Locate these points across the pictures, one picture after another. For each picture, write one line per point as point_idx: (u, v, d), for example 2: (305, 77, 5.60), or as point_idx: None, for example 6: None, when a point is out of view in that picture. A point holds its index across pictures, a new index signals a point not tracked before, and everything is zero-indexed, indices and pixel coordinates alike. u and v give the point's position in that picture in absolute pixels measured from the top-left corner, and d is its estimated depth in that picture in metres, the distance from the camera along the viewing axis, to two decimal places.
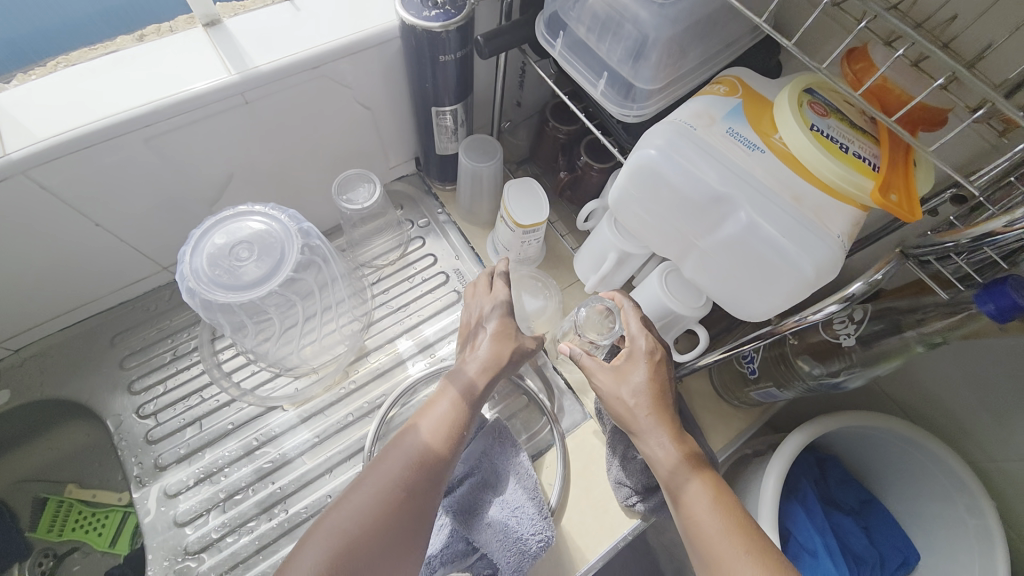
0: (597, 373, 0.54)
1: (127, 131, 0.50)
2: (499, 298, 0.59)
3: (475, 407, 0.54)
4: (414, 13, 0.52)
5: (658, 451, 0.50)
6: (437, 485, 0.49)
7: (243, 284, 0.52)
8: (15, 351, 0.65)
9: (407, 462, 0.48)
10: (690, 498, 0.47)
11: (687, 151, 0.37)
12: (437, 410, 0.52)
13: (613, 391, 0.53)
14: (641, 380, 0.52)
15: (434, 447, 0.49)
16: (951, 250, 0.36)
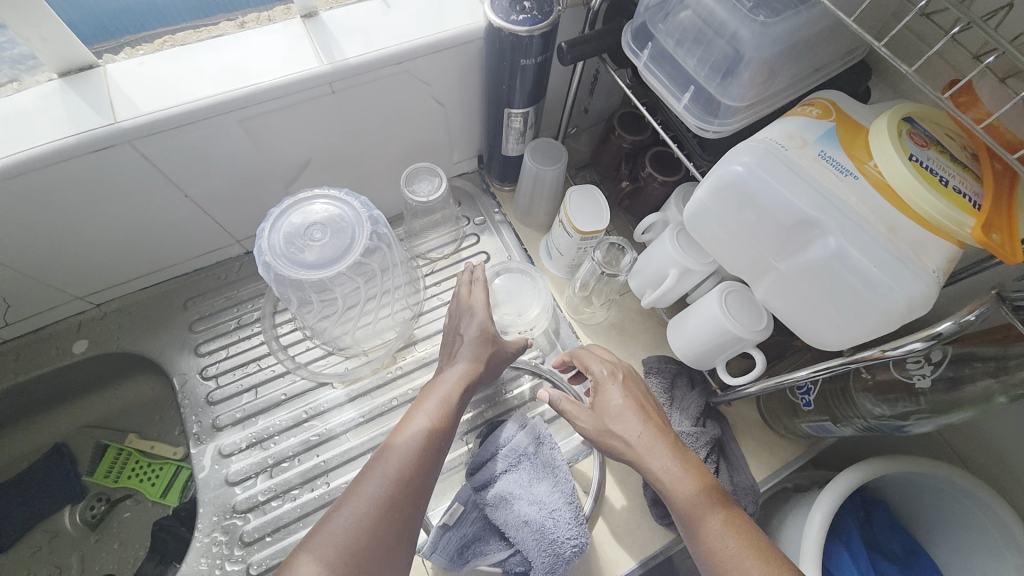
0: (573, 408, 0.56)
1: (224, 111, 0.53)
2: (474, 309, 0.62)
3: (455, 403, 0.55)
4: (502, 16, 0.53)
5: (662, 472, 0.50)
6: (429, 479, 0.50)
7: (314, 263, 0.54)
8: (97, 305, 0.70)
9: (402, 458, 0.49)
10: (710, 535, 0.46)
11: (777, 171, 0.36)
12: (423, 407, 0.54)
13: (596, 433, 0.55)
14: (619, 400, 0.55)
15: (425, 442, 0.51)
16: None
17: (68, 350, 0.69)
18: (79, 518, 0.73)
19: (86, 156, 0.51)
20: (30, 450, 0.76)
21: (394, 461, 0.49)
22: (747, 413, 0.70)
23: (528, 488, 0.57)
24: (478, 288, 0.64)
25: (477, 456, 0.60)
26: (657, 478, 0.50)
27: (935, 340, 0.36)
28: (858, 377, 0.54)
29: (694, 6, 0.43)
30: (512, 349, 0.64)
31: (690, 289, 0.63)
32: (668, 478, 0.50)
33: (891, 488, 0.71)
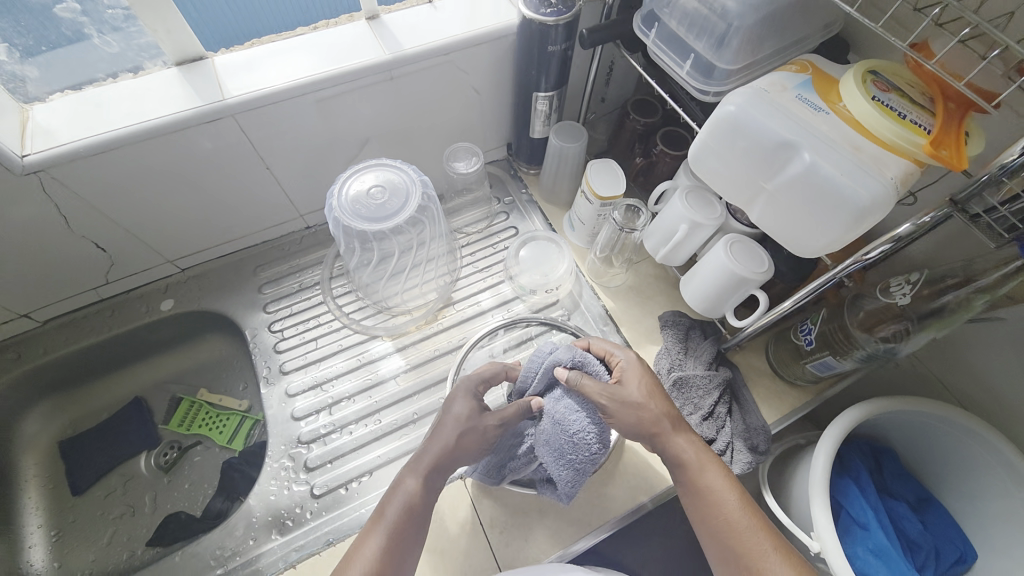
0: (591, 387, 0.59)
1: (306, 92, 0.64)
2: (473, 390, 0.64)
3: (433, 485, 0.56)
4: (533, 10, 0.63)
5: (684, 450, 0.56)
6: (416, 543, 0.53)
7: (378, 218, 0.64)
8: (182, 270, 0.81)
9: (389, 531, 0.52)
10: (727, 504, 0.53)
11: (761, 106, 0.45)
12: (404, 487, 0.55)
13: (626, 405, 0.58)
14: (639, 388, 0.59)
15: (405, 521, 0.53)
16: (988, 185, 0.40)
17: (157, 307, 0.80)
18: (152, 463, 0.81)
19: (198, 126, 0.61)
20: (111, 402, 0.85)
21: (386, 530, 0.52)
22: (758, 364, 0.76)
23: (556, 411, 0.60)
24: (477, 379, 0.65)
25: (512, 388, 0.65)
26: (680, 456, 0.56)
27: (897, 242, 0.44)
28: (850, 313, 0.60)
29: None
30: (496, 423, 0.60)
31: (700, 245, 0.71)
32: (688, 452, 0.56)
33: (900, 439, 0.74)
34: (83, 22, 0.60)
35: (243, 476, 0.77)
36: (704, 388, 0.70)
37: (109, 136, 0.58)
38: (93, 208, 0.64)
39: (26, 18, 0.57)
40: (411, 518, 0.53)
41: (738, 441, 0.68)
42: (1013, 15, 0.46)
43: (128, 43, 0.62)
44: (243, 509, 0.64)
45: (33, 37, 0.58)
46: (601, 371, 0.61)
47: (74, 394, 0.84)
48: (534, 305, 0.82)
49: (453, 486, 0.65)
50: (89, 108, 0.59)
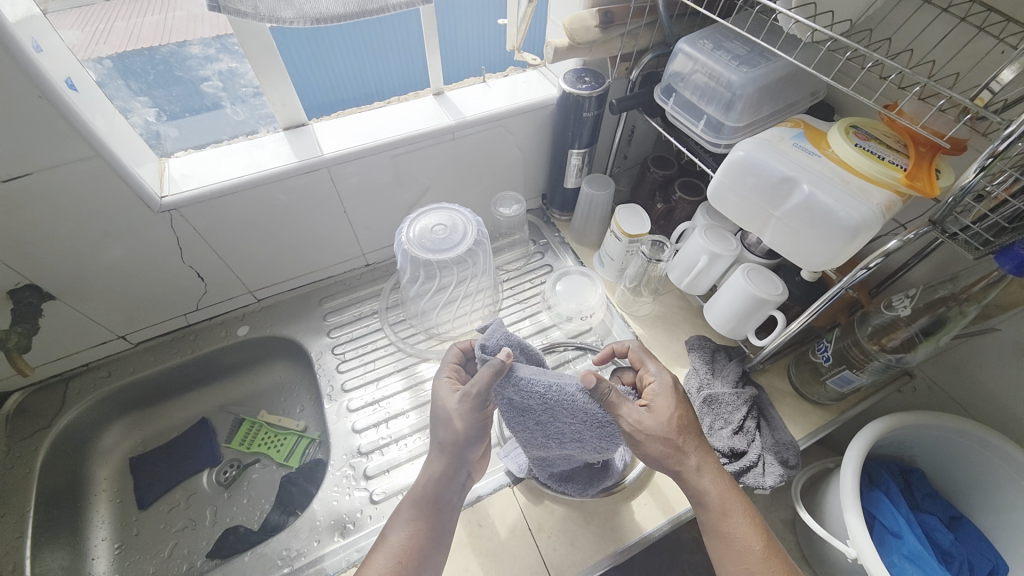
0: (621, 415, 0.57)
1: (385, 150, 0.78)
2: (444, 381, 0.64)
3: (430, 504, 0.61)
4: (572, 86, 0.78)
5: (701, 484, 0.59)
6: (430, 563, 0.57)
7: (441, 249, 0.76)
8: (258, 300, 0.92)
9: (393, 555, 0.56)
10: (740, 529, 0.57)
11: (766, 150, 0.57)
12: (402, 515, 0.60)
13: (660, 429, 0.58)
14: (668, 412, 0.60)
15: (407, 544, 0.57)
16: (954, 205, 0.49)
17: (233, 332, 0.90)
18: (213, 479, 0.87)
19: (297, 176, 0.75)
20: (178, 423, 0.92)
21: (389, 555, 0.56)
22: (781, 386, 0.81)
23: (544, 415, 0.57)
24: (444, 367, 0.65)
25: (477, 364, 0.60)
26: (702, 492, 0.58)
27: (888, 255, 0.53)
28: (860, 328, 0.68)
29: (701, 71, 0.66)
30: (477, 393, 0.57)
31: (719, 276, 0.80)
32: (710, 491, 0.58)
33: (925, 458, 0.78)
34: (221, 96, 0.76)
35: (298, 491, 0.82)
36: (733, 404, 0.75)
37: (230, 182, 0.71)
38: (203, 241, 0.76)
39: (177, 90, 0.73)
40: (416, 542, 0.58)
41: (769, 454, 0.72)
42: (961, 75, 0.58)
43: (252, 113, 0.77)
44: (308, 513, 0.69)
45: (180, 105, 0.74)
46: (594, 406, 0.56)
47: (147, 414, 0.91)
48: (570, 332, 0.90)
49: (502, 494, 0.70)
50: (215, 161, 0.73)
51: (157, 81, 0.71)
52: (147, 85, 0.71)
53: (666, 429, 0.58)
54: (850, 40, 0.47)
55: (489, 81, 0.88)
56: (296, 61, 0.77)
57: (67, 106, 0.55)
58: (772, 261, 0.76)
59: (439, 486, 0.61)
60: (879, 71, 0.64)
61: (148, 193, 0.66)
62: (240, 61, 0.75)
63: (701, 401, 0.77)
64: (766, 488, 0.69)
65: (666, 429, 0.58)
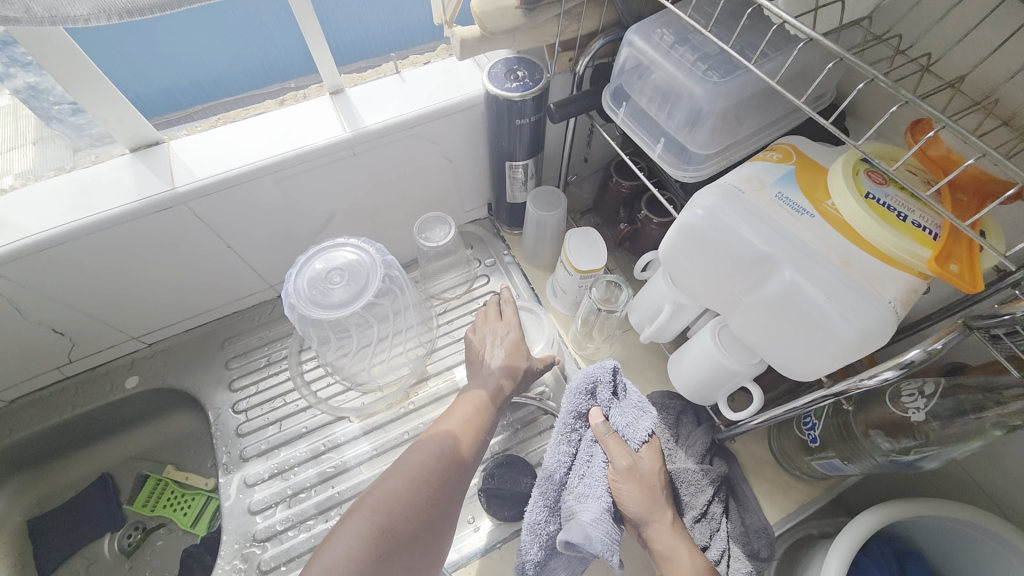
0: (614, 453, 0.56)
1: (261, 177, 0.62)
2: (506, 332, 0.70)
3: (470, 430, 0.59)
4: (498, 85, 0.59)
5: (668, 535, 0.53)
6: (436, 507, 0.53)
7: (331, 304, 0.60)
8: (148, 344, 0.78)
9: (412, 478, 0.53)
10: None
11: (731, 211, 0.40)
12: (439, 435, 0.58)
13: (633, 465, 0.56)
14: (648, 458, 0.57)
15: (431, 466, 0.55)
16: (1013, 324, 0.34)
17: (122, 384, 0.77)
18: (115, 546, 0.78)
19: (147, 219, 0.59)
20: (78, 479, 0.82)
21: (404, 481, 0.53)
22: (757, 453, 0.68)
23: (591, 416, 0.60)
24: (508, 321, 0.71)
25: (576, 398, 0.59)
26: (670, 544, 0.53)
27: (907, 368, 0.37)
28: (858, 413, 0.53)
29: (659, 72, 0.48)
30: (538, 368, 0.69)
31: (688, 325, 0.65)
32: (680, 549, 0.52)
33: (925, 540, 0.65)
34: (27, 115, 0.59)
35: (202, 567, 0.73)
36: (696, 485, 0.63)
37: (56, 232, 0.55)
38: (47, 297, 0.62)
39: None
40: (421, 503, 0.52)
41: (736, 545, 0.61)
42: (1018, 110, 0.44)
43: (78, 135, 0.61)
44: None
45: None
46: (609, 403, 0.59)
47: (41, 472, 0.81)
48: None
49: None
50: (37, 202, 0.57)
51: None
52: None
53: (651, 473, 0.56)
54: (843, 49, 0.33)
55: (404, 72, 0.69)
56: (114, 52, 0.60)
57: None
58: None
59: (484, 414, 0.62)
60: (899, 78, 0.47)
61: None
62: (38, 76, 0.56)
63: None
64: None
65: (651, 470, 0.56)
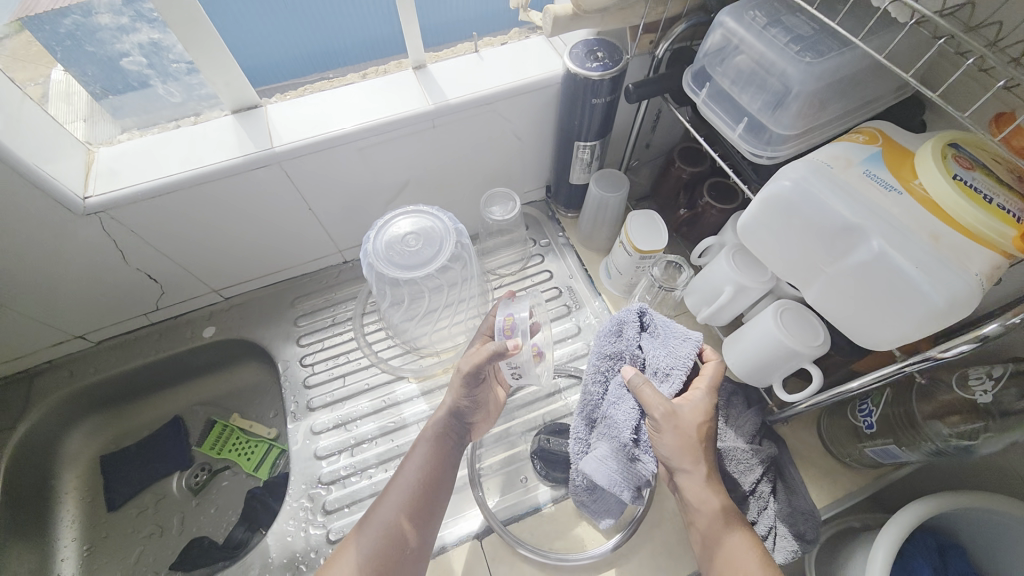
0: (647, 402, 0.55)
1: (349, 142, 0.66)
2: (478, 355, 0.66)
3: (446, 447, 0.61)
4: (578, 64, 0.62)
5: (698, 491, 0.55)
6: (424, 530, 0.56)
7: (409, 266, 0.64)
8: (226, 299, 0.84)
9: (393, 510, 0.56)
10: (729, 550, 0.53)
11: (821, 185, 0.41)
12: (411, 464, 0.60)
13: (669, 417, 0.54)
14: (688, 407, 0.56)
15: (412, 497, 0.57)
16: None
17: (200, 334, 0.84)
18: (183, 484, 0.83)
19: (247, 174, 0.64)
20: (151, 421, 0.88)
21: (386, 515, 0.56)
22: (807, 440, 0.69)
23: (630, 359, 0.61)
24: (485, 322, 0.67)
25: (608, 337, 0.61)
26: (699, 498, 0.55)
27: (981, 342, 0.39)
28: (920, 399, 0.54)
29: (746, 53, 0.50)
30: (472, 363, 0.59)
31: (746, 307, 0.66)
32: (706, 505, 0.55)
33: (973, 536, 0.65)
34: (149, 74, 0.62)
35: (264, 508, 0.78)
36: (746, 464, 0.64)
37: (167, 181, 0.60)
38: (147, 244, 0.67)
39: (92, 67, 0.59)
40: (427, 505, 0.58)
41: (782, 525, 0.62)
42: None
43: (190, 93, 0.65)
44: (260, 548, 0.64)
45: (99, 84, 0.61)
46: (645, 345, 0.60)
47: (118, 411, 0.87)
48: (565, 354, 0.79)
49: (469, 548, 0.63)
50: (152, 154, 0.62)
51: (66, 58, 0.57)
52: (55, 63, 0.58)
53: (690, 424, 0.55)
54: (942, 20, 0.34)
55: (483, 52, 0.72)
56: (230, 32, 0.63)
57: None
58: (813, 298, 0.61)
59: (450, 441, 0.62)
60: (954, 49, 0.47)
61: (66, 195, 0.57)
62: (164, 32, 0.58)
63: None
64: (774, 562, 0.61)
65: (688, 419, 0.55)
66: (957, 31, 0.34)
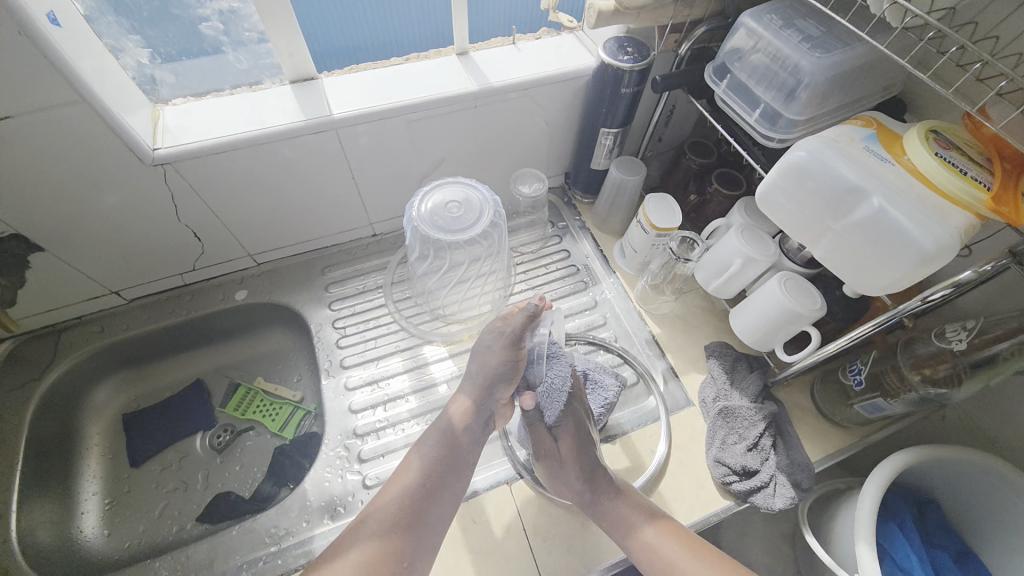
0: (551, 400, 0.64)
1: (399, 115, 0.71)
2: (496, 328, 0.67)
3: (475, 406, 0.63)
4: (611, 56, 0.69)
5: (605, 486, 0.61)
6: (453, 479, 0.58)
7: (452, 230, 0.69)
8: (258, 264, 0.88)
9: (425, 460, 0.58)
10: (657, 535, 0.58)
11: (831, 154, 0.50)
12: (443, 418, 0.62)
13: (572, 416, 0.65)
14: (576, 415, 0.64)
15: (445, 444, 0.59)
16: None
17: (232, 296, 0.87)
18: (207, 443, 0.84)
19: (306, 137, 0.68)
20: (175, 382, 0.89)
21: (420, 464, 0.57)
22: (803, 404, 0.76)
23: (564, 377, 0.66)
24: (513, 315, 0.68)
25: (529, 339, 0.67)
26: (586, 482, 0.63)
27: (958, 287, 0.48)
28: (903, 354, 0.63)
29: (763, 50, 0.58)
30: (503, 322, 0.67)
31: (751, 281, 0.74)
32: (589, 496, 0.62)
33: (946, 492, 0.73)
34: (223, 40, 0.69)
35: (292, 464, 0.80)
36: (749, 419, 0.70)
37: (230, 139, 0.65)
38: (201, 200, 0.71)
39: (173, 30, 0.66)
40: (433, 477, 0.57)
41: (782, 475, 0.67)
42: None
43: (256, 62, 0.71)
44: (299, 492, 0.68)
45: (176, 47, 0.67)
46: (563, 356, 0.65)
47: (141, 371, 0.88)
48: (582, 324, 0.85)
49: (498, 492, 0.67)
50: (216, 113, 0.66)
51: (151, 18, 0.64)
52: (140, 23, 0.63)
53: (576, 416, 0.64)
54: (933, 20, 0.40)
55: (520, 43, 0.80)
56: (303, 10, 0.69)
57: (49, 45, 0.49)
58: (812, 271, 0.69)
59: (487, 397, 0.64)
60: (938, 45, 0.55)
61: (140, 145, 0.61)
62: (243, 3, 0.66)
63: (715, 414, 0.72)
64: (774, 509, 0.65)
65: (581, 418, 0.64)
66: (947, 28, 0.39)
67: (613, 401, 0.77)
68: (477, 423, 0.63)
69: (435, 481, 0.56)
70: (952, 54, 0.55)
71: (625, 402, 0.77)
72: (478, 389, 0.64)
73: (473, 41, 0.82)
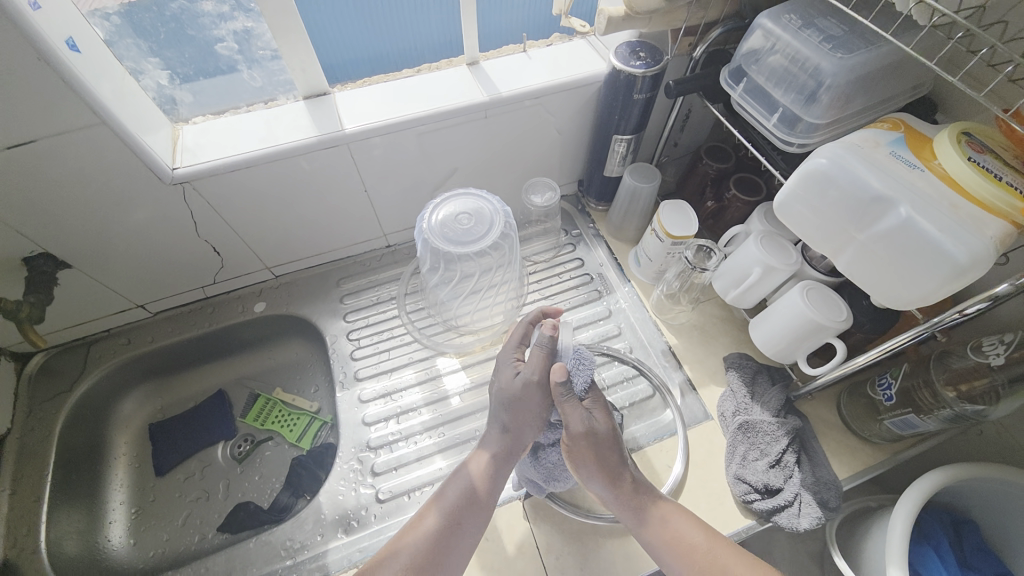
0: (569, 421, 0.57)
1: (410, 128, 0.72)
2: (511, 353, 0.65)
3: (496, 468, 0.60)
4: (623, 62, 0.68)
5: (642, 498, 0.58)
6: (465, 543, 0.55)
7: (463, 241, 0.69)
8: (275, 277, 0.90)
9: (439, 520, 0.55)
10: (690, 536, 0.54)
11: (853, 160, 0.48)
12: (463, 475, 0.59)
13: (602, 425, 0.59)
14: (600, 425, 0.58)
15: (462, 505, 0.57)
16: None
17: (251, 309, 0.89)
18: (227, 453, 0.86)
19: (319, 153, 0.69)
20: (197, 393, 0.92)
21: (433, 523, 0.55)
22: (829, 418, 0.73)
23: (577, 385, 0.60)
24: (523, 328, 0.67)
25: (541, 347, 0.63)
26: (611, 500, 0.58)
27: (995, 300, 0.44)
28: (937, 368, 0.59)
29: (781, 52, 0.56)
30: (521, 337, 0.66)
31: (772, 290, 0.72)
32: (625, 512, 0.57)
33: (987, 513, 0.69)
34: (238, 59, 0.70)
35: (308, 475, 0.81)
36: (771, 434, 0.67)
37: (244, 157, 0.66)
38: (218, 215, 0.73)
39: (190, 50, 0.67)
40: (455, 530, 0.55)
41: (807, 494, 0.64)
42: None
43: (269, 79, 0.73)
44: (314, 505, 0.68)
45: (193, 67, 0.69)
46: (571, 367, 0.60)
47: (165, 382, 0.91)
48: (596, 335, 0.84)
49: (511, 508, 0.66)
50: (232, 131, 0.68)
51: (168, 40, 0.65)
52: (158, 45, 0.65)
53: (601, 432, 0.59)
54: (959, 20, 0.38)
55: (530, 51, 0.79)
56: (314, 28, 0.70)
57: (68, 70, 0.51)
58: (836, 279, 0.67)
59: (513, 456, 0.61)
60: (968, 43, 0.52)
61: (158, 164, 0.63)
62: (257, 21, 0.67)
63: (734, 428, 0.70)
64: (799, 530, 0.62)
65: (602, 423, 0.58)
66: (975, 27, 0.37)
67: (628, 415, 0.75)
68: (495, 482, 0.59)
69: (448, 540, 0.54)
70: (982, 52, 0.52)
71: (641, 415, 0.75)
72: (503, 446, 0.61)
73: (483, 50, 0.82)
